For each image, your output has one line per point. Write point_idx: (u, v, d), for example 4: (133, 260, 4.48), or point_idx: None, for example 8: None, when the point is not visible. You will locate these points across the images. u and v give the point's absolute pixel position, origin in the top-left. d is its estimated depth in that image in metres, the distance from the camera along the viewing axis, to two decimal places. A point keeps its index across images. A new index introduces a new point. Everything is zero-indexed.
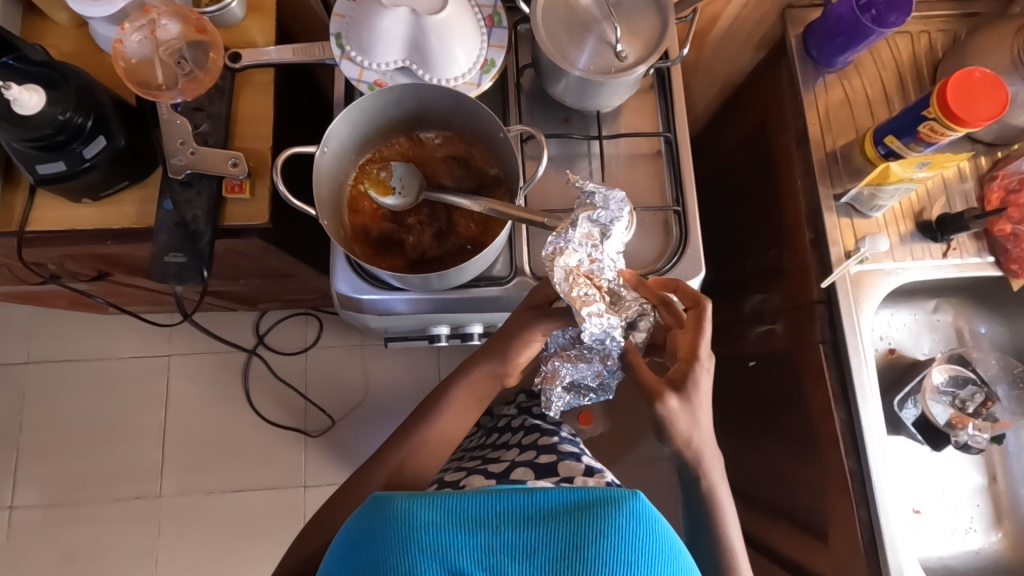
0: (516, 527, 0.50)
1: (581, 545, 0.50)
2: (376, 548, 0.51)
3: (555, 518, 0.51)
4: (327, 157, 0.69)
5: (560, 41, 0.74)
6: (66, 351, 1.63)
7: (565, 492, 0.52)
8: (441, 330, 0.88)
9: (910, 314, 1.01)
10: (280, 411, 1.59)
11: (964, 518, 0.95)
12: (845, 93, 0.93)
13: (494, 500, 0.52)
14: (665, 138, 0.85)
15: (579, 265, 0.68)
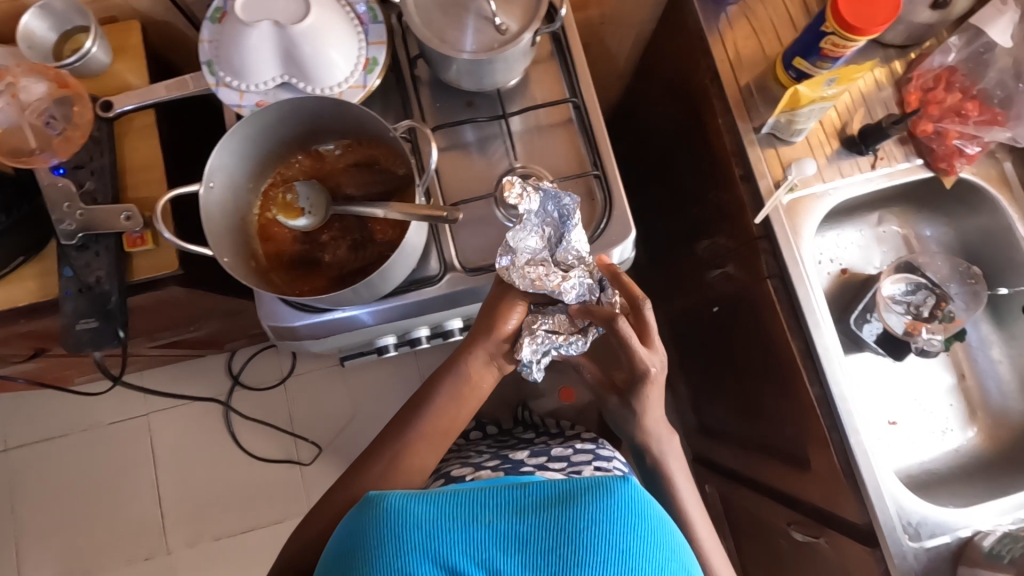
0: (503, 518, 0.53)
1: (570, 532, 0.52)
2: (371, 545, 0.53)
3: (540, 507, 0.53)
4: (217, 192, 0.66)
5: (436, 25, 0.70)
6: (42, 430, 1.60)
7: (546, 484, 0.54)
8: (388, 340, 0.87)
9: (856, 232, 1.01)
10: (270, 446, 1.58)
11: (940, 420, 0.95)
12: (749, 21, 0.91)
13: (483, 497, 0.54)
14: (574, 104, 0.83)
15: (530, 259, 0.72)
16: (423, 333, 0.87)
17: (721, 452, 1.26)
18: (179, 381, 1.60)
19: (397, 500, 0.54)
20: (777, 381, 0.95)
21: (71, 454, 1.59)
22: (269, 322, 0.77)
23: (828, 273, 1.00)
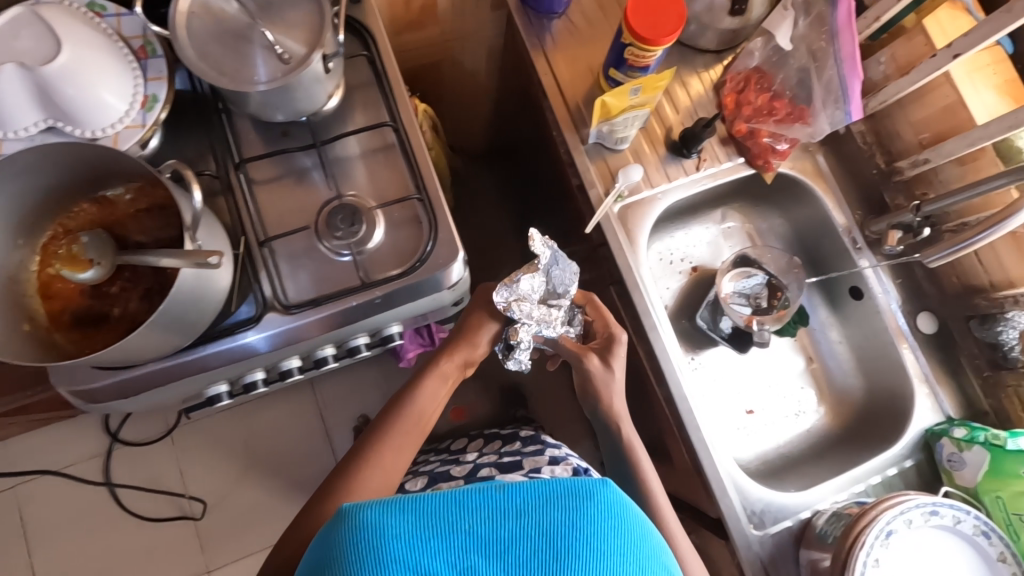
0: (486, 526, 0.44)
1: (564, 539, 0.44)
2: (334, 562, 0.43)
3: (529, 514, 0.44)
4: None
5: (214, 57, 0.67)
6: None
7: (537, 484, 0.45)
8: (221, 389, 0.81)
9: (702, 229, 1.03)
10: (160, 504, 1.47)
11: (793, 403, 0.98)
12: (571, 35, 0.93)
13: (470, 501, 0.44)
14: (393, 127, 0.82)
15: (524, 297, 0.75)
16: (258, 377, 0.81)
17: None
18: (52, 447, 1.47)
19: (371, 514, 0.43)
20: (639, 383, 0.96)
21: None
22: (62, 386, 0.71)
23: (680, 274, 1.02)
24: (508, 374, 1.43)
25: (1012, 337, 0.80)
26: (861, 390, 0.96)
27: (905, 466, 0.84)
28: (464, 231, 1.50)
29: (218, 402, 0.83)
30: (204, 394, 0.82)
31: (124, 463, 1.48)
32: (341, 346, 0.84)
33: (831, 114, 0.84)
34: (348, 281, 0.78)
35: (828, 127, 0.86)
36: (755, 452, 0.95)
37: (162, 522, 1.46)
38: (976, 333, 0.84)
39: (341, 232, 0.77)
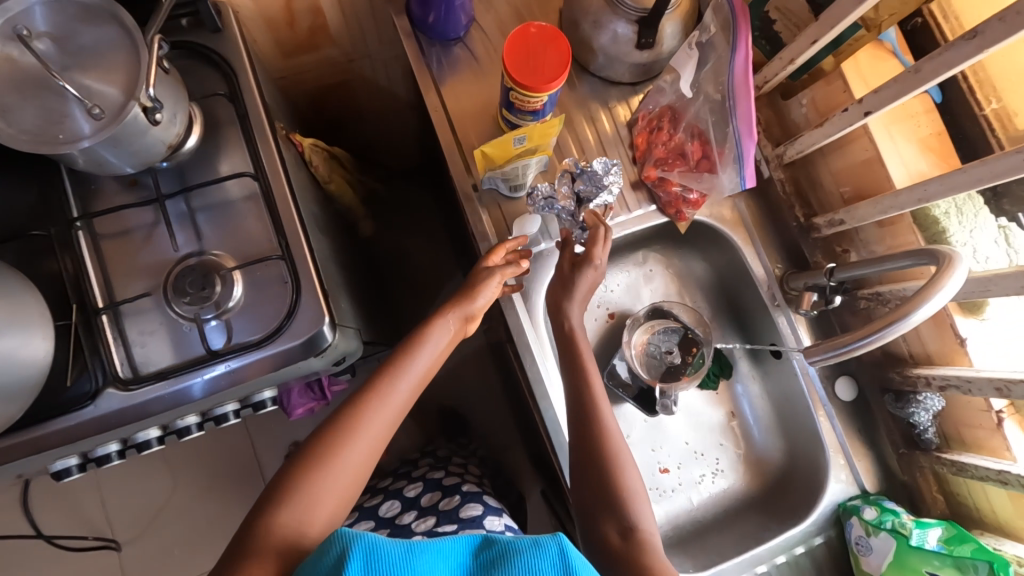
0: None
1: None
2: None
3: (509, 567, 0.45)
4: None
5: (10, 113, 0.58)
6: None
7: (512, 540, 0.47)
8: (66, 463, 0.74)
9: (623, 272, 0.95)
10: (75, 532, 1.38)
11: (709, 463, 0.90)
12: (470, 64, 0.84)
13: (447, 550, 0.46)
14: (257, 176, 0.74)
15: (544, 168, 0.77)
16: (111, 449, 0.75)
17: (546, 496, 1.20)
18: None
19: (368, 536, 0.44)
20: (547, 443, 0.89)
21: None
22: None
23: (595, 320, 0.93)
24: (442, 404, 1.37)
25: (925, 419, 0.75)
26: (780, 451, 0.89)
27: (814, 543, 0.80)
28: (398, 250, 1.41)
29: (67, 475, 0.76)
30: (49, 468, 0.75)
31: (40, 494, 1.39)
32: (205, 415, 0.78)
33: (728, 176, 0.77)
34: (199, 349, 0.71)
35: (730, 187, 0.79)
36: (667, 516, 0.88)
37: (80, 552, 1.38)
38: (892, 409, 0.79)
39: (189, 295, 0.69)
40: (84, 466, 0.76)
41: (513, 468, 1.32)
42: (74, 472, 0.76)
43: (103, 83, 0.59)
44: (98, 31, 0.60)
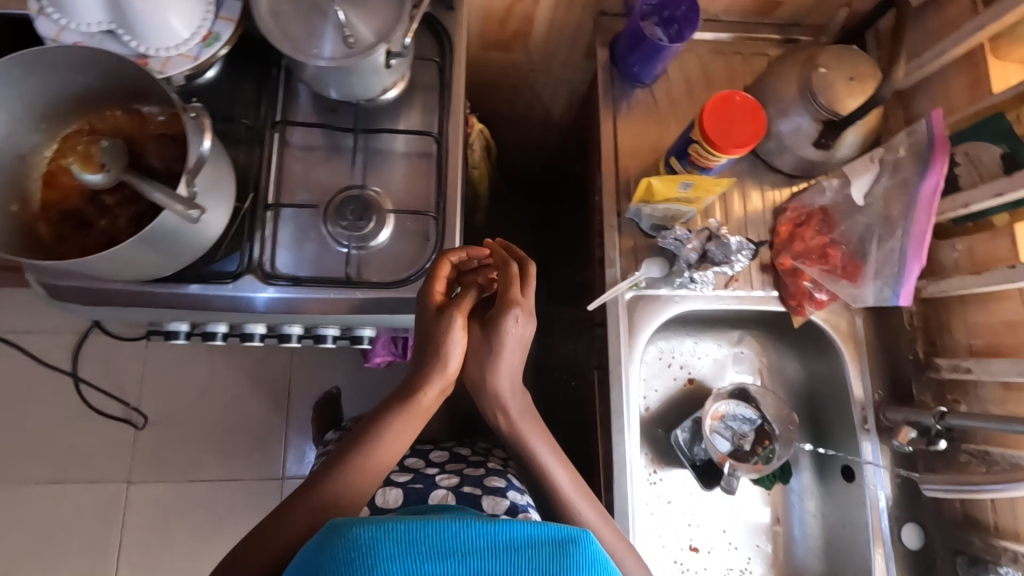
0: (477, 562, 0.45)
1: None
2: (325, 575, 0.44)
3: (519, 552, 0.45)
4: None
5: (285, 21, 0.66)
6: None
7: (534, 526, 0.47)
8: (177, 326, 0.78)
9: (715, 345, 0.98)
10: (108, 399, 1.46)
11: (741, 559, 0.89)
12: (649, 109, 0.90)
13: (463, 531, 0.45)
14: (437, 140, 0.80)
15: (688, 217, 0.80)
16: (218, 329, 0.79)
17: None
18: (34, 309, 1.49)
19: (364, 533, 0.44)
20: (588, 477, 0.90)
21: None
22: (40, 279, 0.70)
23: (674, 380, 0.95)
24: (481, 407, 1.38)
25: None
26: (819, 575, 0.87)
27: None
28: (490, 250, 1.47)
29: (174, 339, 0.81)
30: (161, 327, 0.80)
31: (93, 349, 1.47)
32: (309, 330, 0.81)
33: (880, 288, 0.79)
34: (337, 271, 0.76)
35: (867, 300, 0.80)
36: None
37: (107, 418, 1.45)
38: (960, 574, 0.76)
39: (347, 222, 0.75)
40: (189, 335, 0.80)
41: None
42: (179, 339, 0.80)
43: (359, 20, 0.66)
44: None
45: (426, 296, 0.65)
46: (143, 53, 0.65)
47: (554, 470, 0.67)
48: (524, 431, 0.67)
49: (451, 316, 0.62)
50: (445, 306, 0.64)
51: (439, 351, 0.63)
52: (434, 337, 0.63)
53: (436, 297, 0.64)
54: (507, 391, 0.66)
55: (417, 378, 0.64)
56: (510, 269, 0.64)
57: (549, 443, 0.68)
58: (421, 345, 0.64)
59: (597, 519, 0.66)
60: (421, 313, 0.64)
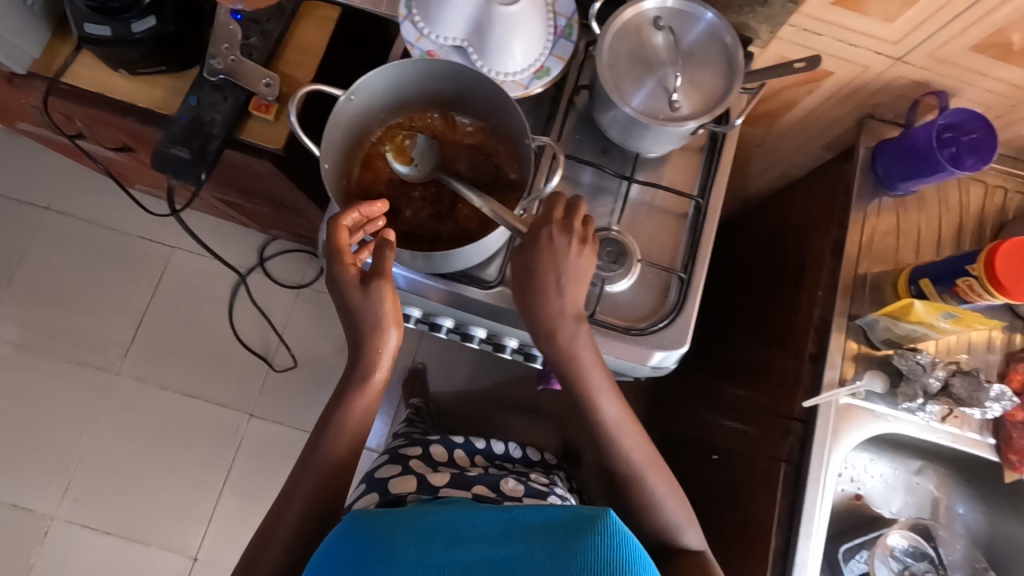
0: (494, 544, 0.57)
1: (557, 556, 0.54)
2: (359, 559, 0.58)
3: (526, 533, 0.57)
4: (352, 105, 0.67)
5: (619, 71, 0.71)
6: (80, 211, 1.61)
7: (544, 510, 0.58)
8: (413, 312, 0.83)
9: (890, 466, 0.95)
10: (254, 335, 1.61)
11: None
12: (896, 220, 0.89)
13: (471, 517, 0.59)
14: (697, 204, 0.83)
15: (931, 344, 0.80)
16: (447, 324, 0.84)
17: None
18: (212, 235, 1.63)
19: (370, 521, 0.60)
20: (736, 556, 0.90)
21: (86, 242, 1.60)
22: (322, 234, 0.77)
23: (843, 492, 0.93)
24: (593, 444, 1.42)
25: None
26: None
27: None
28: None
29: (405, 320, 0.87)
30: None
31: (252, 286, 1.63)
32: (522, 347, 0.86)
33: None
34: None
35: None
36: None
37: (247, 352, 1.60)
38: None
39: (601, 262, 0.79)
40: (417, 321, 0.86)
41: None
42: (407, 321, 0.86)
43: (689, 90, 0.70)
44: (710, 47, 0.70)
45: (323, 255, 0.67)
46: (489, 74, 0.71)
47: (606, 411, 0.72)
48: (587, 365, 0.70)
49: (375, 281, 0.67)
50: (379, 291, 0.67)
51: (382, 325, 0.69)
52: (373, 315, 0.68)
53: (354, 273, 0.68)
54: (588, 360, 0.69)
55: (375, 331, 0.70)
56: (543, 236, 0.67)
57: (605, 379, 0.71)
58: (363, 325, 0.69)
59: (648, 456, 0.73)
60: (330, 279, 0.68)
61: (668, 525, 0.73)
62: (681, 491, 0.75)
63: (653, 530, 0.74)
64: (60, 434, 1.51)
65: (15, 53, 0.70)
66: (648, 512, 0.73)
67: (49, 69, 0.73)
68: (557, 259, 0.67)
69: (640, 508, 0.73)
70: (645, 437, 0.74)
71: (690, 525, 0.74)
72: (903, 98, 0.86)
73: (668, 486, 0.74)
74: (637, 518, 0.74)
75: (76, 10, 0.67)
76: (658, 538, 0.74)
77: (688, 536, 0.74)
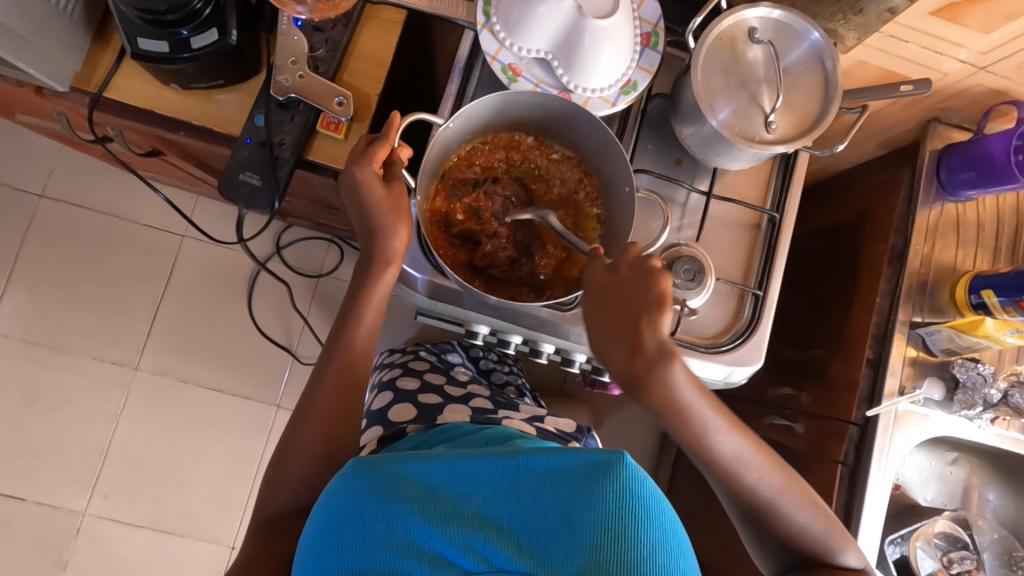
0: (500, 499, 0.50)
1: (581, 509, 0.47)
2: (359, 525, 0.50)
3: (541, 483, 0.49)
4: (449, 131, 0.66)
5: (712, 86, 0.68)
6: (69, 193, 1.46)
7: (556, 458, 0.50)
8: (482, 329, 0.79)
9: (927, 458, 0.97)
10: (276, 325, 1.48)
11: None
12: (957, 226, 0.89)
13: (486, 473, 0.51)
14: (771, 217, 0.81)
15: (988, 350, 0.86)
16: (514, 340, 0.80)
17: None
18: (222, 220, 1.48)
19: (382, 473, 0.52)
20: None
21: (82, 227, 1.45)
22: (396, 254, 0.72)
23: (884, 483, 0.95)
24: (624, 428, 1.44)
25: None
26: None
27: None
28: None
29: (472, 337, 0.81)
30: (465, 326, 0.81)
31: (270, 278, 1.49)
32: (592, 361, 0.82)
33: None
34: None
35: None
36: None
37: (267, 343, 1.48)
38: None
39: (678, 280, 0.76)
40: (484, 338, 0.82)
41: None
42: (473, 339, 0.81)
43: (783, 109, 0.68)
44: (803, 62, 0.68)
45: (360, 143, 0.66)
46: (560, 98, 0.66)
47: (738, 445, 0.65)
48: (690, 402, 0.62)
49: (401, 181, 0.66)
50: (398, 190, 0.66)
51: (393, 222, 0.66)
52: (390, 211, 0.65)
53: (376, 173, 0.65)
54: (691, 393, 0.62)
55: (385, 231, 0.67)
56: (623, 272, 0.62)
57: (725, 418, 0.65)
58: (376, 222, 0.66)
59: (783, 484, 0.65)
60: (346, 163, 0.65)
61: (822, 550, 0.66)
62: (831, 509, 0.67)
63: (799, 551, 0.67)
64: (76, 432, 1.40)
65: (56, 66, 0.63)
66: (794, 539, 0.67)
67: (90, 82, 0.67)
68: (648, 301, 0.60)
69: (790, 535, 0.66)
70: (777, 461, 0.66)
71: (846, 542, 0.66)
72: (974, 104, 0.85)
73: (820, 514, 0.66)
74: (776, 541, 0.67)
75: (125, 21, 0.60)
76: (809, 562, 0.67)
77: (846, 552, 0.66)
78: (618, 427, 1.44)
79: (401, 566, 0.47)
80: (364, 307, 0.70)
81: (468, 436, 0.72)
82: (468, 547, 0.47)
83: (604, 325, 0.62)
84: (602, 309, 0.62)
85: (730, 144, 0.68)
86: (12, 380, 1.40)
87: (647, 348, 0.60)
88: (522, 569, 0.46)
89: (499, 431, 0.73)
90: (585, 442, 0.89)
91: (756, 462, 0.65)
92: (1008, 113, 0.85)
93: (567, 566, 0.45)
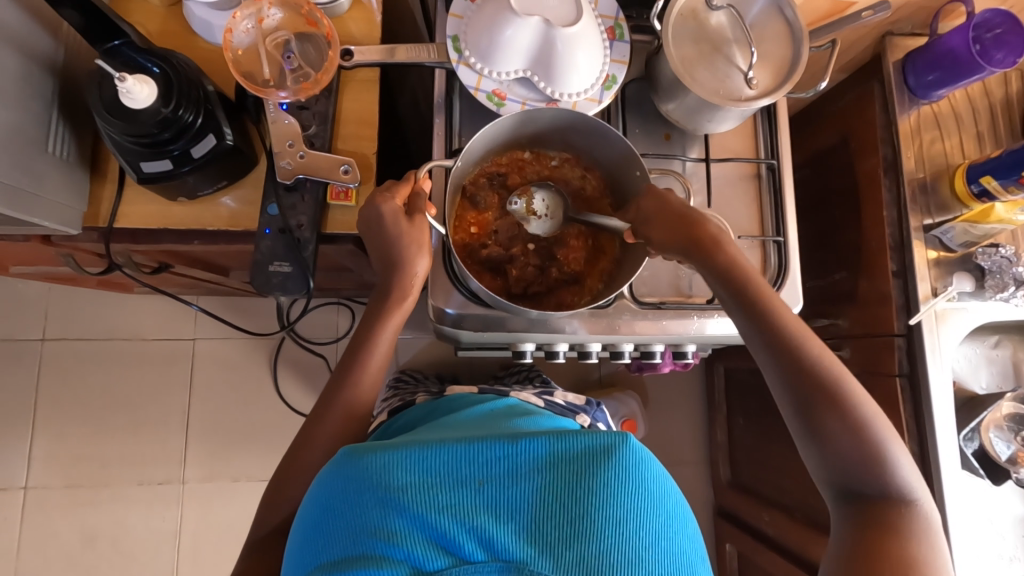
0: (497, 486, 0.50)
1: (579, 492, 0.49)
2: (353, 516, 0.49)
3: (538, 467, 0.51)
4: (459, 169, 0.68)
5: (688, 59, 0.70)
6: (71, 329, 1.44)
7: (556, 442, 0.52)
8: (529, 346, 0.80)
9: (971, 348, 1.00)
10: (308, 398, 1.48)
11: (1009, 548, 0.91)
12: (938, 124, 0.93)
13: (482, 460, 0.51)
14: (768, 165, 0.83)
15: (1001, 233, 0.89)
16: (562, 348, 0.81)
17: (747, 511, 1.26)
18: (229, 313, 1.47)
19: (373, 464, 0.51)
20: None
21: (94, 358, 1.44)
22: (430, 299, 0.73)
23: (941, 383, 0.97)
24: (671, 402, 1.46)
25: None
26: None
27: None
28: None
29: (520, 356, 0.82)
30: (511, 347, 0.81)
31: (290, 355, 1.48)
32: (640, 347, 0.83)
33: None
34: (689, 296, 0.80)
35: None
36: None
37: (304, 419, 1.47)
38: None
39: None
40: (532, 354, 0.83)
41: (723, 481, 1.38)
42: (523, 357, 0.82)
43: (759, 64, 0.71)
44: (764, 16, 0.72)
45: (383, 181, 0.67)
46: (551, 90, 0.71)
47: (793, 322, 0.65)
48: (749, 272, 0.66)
49: (422, 216, 0.66)
50: (420, 225, 0.66)
51: (417, 251, 0.66)
52: (415, 243, 0.66)
53: (399, 207, 0.66)
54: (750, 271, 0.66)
55: (407, 258, 0.66)
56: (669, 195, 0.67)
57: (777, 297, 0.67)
58: (398, 253, 0.66)
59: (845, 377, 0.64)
60: (367, 201, 0.66)
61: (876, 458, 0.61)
62: (880, 415, 0.64)
63: (862, 468, 0.62)
64: (142, 561, 1.38)
65: (64, 210, 0.64)
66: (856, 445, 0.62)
67: (98, 217, 0.68)
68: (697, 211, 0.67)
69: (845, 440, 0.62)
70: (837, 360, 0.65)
71: (902, 453, 0.62)
72: (922, 10, 0.88)
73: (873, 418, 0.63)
74: (838, 464, 0.62)
75: (121, 150, 0.61)
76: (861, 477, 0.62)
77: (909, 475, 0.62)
78: (665, 402, 1.46)
79: (393, 554, 0.46)
80: (377, 339, 0.70)
81: (467, 410, 0.72)
82: (466, 534, 0.48)
83: (664, 219, 0.66)
84: (659, 205, 0.67)
85: (718, 109, 0.70)
86: (65, 528, 1.37)
87: (709, 234, 0.65)
88: (519, 555, 0.47)
89: (503, 405, 0.74)
90: (594, 415, 0.90)
91: (813, 345, 0.64)
92: (956, 9, 0.88)
93: (563, 548, 0.47)
